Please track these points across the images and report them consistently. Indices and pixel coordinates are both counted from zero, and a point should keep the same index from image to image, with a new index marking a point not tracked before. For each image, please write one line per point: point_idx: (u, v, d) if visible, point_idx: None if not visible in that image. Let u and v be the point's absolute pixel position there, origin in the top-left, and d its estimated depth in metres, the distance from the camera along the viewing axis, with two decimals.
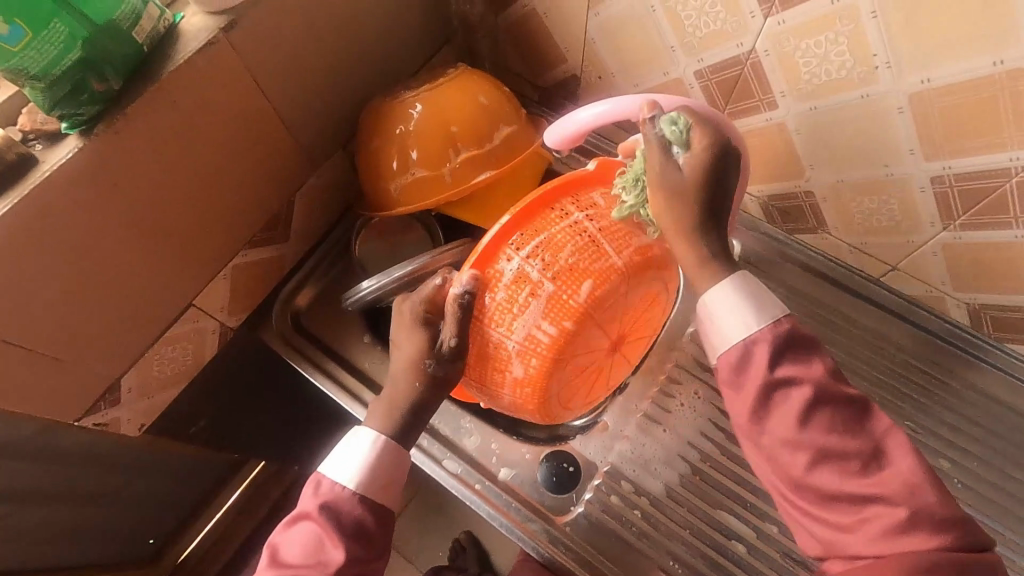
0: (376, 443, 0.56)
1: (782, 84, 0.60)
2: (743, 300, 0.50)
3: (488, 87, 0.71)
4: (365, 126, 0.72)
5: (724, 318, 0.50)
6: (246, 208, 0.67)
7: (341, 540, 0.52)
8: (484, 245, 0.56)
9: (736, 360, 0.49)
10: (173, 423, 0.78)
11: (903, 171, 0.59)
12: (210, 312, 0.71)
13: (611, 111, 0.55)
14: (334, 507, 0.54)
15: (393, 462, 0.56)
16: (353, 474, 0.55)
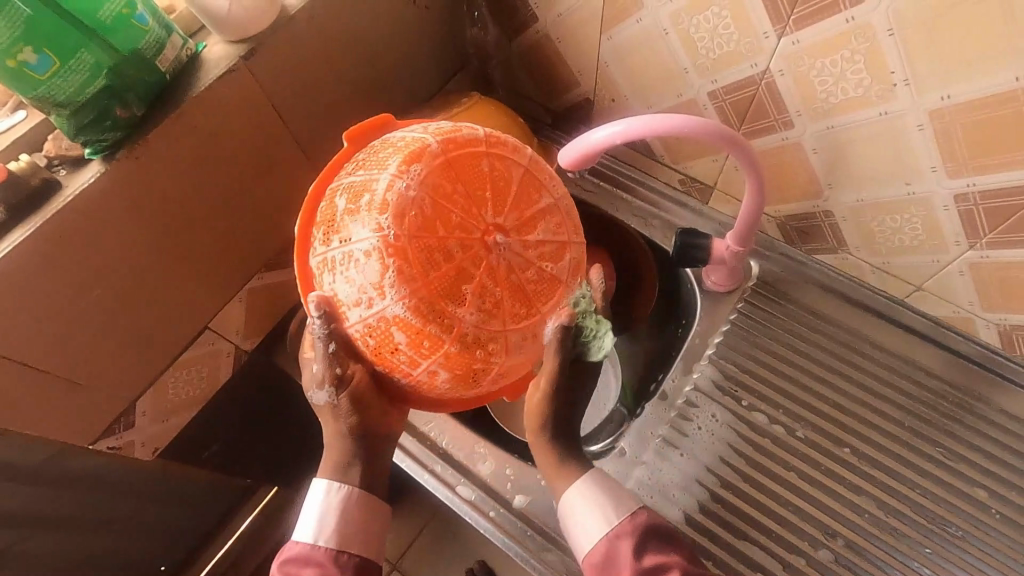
0: (328, 490, 0.50)
1: (798, 104, 0.60)
2: (594, 502, 0.51)
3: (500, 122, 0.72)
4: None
5: (580, 524, 0.51)
6: (263, 231, 0.68)
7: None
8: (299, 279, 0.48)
9: (600, 561, 0.49)
10: (186, 447, 0.78)
11: (925, 189, 0.58)
12: (225, 335, 0.71)
13: (589, 146, 0.57)
14: (303, 564, 0.48)
15: (360, 511, 0.51)
16: (312, 531, 0.49)
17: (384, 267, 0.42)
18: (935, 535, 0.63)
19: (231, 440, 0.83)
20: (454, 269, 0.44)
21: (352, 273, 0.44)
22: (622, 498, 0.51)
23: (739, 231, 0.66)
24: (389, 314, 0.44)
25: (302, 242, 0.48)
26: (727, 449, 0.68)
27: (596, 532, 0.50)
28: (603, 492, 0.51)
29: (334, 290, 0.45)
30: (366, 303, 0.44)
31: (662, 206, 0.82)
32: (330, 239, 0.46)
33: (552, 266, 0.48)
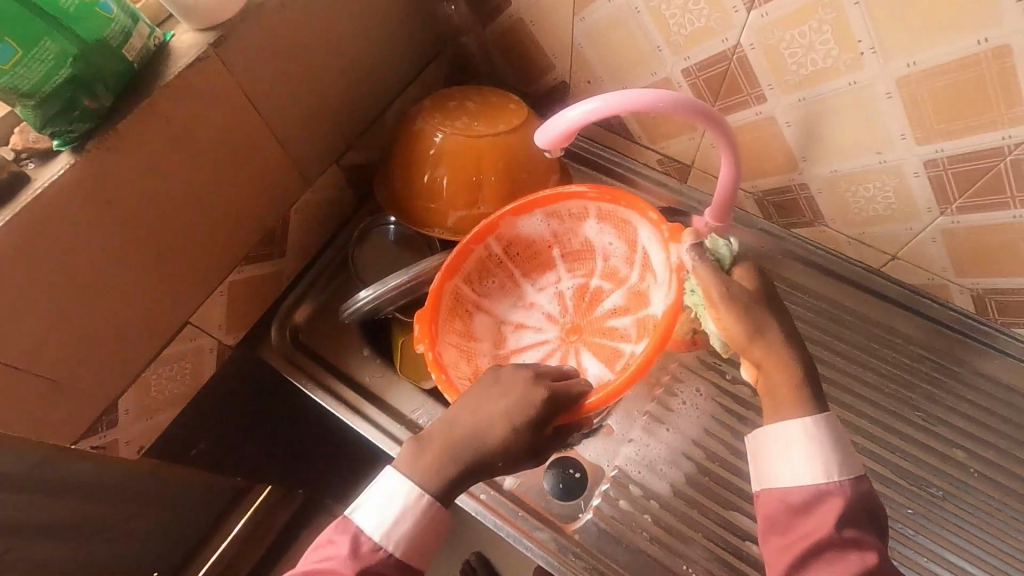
0: (418, 502, 0.51)
1: (769, 78, 0.60)
2: (819, 446, 0.49)
3: (516, 117, 0.75)
4: (400, 148, 0.77)
5: (787, 467, 0.50)
6: (241, 224, 0.67)
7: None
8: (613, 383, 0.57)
9: (800, 502, 0.49)
10: (172, 447, 0.77)
11: (895, 157, 0.59)
12: (207, 329, 0.70)
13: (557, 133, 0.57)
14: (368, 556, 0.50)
15: (431, 527, 0.52)
16: (385, 528, 0.51)
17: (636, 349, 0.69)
18: (918, 497, 0.64)
19: (219, 439, 0.82)
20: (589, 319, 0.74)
21: (617, 344, 0.71)
22: (849, 456, 0.50)
23: (717, 207, 0.66)
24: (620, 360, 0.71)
25: (633, 374, 0.58)
26: (712, 423, 0.69)
27: (805, 477, 0.49)
28: (828, 446, 0.49)
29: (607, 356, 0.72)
30: (616, 363, 0.71)
31: (641, 188, 0.82)
32: (581, 306, 0.76)
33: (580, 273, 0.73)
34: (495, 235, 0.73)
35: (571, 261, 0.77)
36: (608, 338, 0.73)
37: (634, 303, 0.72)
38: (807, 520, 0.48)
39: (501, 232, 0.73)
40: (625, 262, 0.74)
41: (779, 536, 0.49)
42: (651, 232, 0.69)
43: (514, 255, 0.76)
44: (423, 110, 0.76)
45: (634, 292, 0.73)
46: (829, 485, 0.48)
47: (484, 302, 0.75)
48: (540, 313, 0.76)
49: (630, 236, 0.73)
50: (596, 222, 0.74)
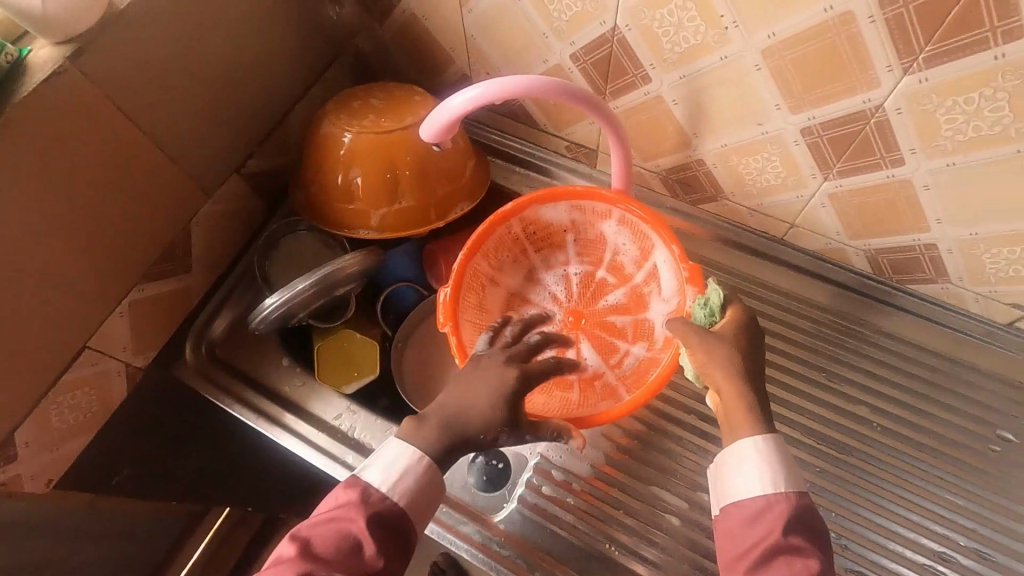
0: (418, 460, 0.52)
1: (649, 58, 0.61)
2: (768, 459, 0.50)
3: (422, 106, 0.70)
4: (309, 157, 0.72)
5: (742, 480, 0.51)
6: (135, 241, 0.65)
7: (378, 544, 0.49)
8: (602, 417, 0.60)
9: (749, 515, 0.49)
10: (91, 477, 0.75)
11: (775, 127, 0.60)
12: (111, 352, 0.68)
13: (440, 118, 0.57)
14: (376, 510, 0.50)
15: (434, 485, 0.53)
16: (395, 482, 0.52)
17: (644, 348, 0.71)
18: (828, 456, 0.66)
19: (144, 464, 0.80)
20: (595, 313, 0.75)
21: (621, 342, 0.73)
22: (796, 471, 0.50)
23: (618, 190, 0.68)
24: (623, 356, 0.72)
25: (627, 405, 0.60)
26: None
27: (756, 489, 0.50)
28: (778, 461, 0.50)
29: (612, 349, 0.72)
30: (612, 358, 0.72)
31: (552, 176, 0.83)
32: (588, 295, 0.76)
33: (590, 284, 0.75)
34: (519, 217, 0.71)
35: (583, 249, 0.76)
36: (609, 333, 0.73)
37: (634, 305, 0.73)
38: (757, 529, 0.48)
39: (521, 216, 0.71)
40: (632, 264, 0.73)
41: (730, 549, 0.49)
42: (669, 258, 0.67)
43: (531, 236, 0.74)
44: (325, 113, 0.71)
45: (635, 292, 0.73)
46: (778, 497, 0.49)
47: (498, 277, 0.74)
48: (547, 292, 0.76)
49: (646, 246, 0.70)
50: (615, 224, 0.71)
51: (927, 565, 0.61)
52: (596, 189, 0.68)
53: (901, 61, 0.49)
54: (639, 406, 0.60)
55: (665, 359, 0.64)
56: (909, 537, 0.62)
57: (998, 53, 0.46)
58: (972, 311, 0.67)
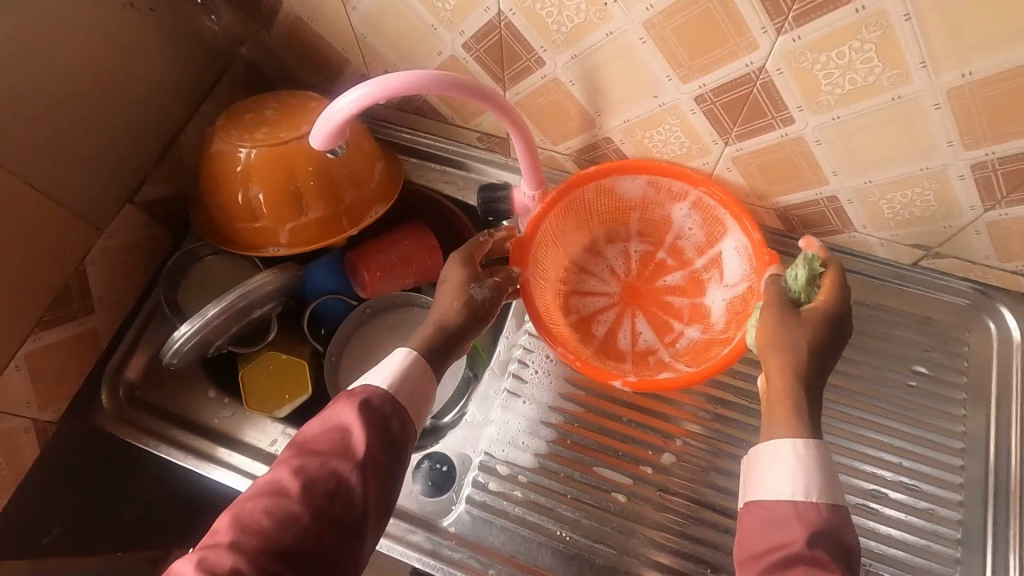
0: (405, 357, 0.53)
1: (539, 40, 0.60)
2: (804, 464, 0.46)
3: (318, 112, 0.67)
4: (204, 177, 0.68)
5: (774, 479, 0.47)
6: (19, 289, 0.61)
7: (368, 432, 0.48)
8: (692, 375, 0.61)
9: (774, 519, 0.45)
10: (17, 543, 0.70)
11: (670, 98, 0.60)
12: (13, 410, 0.63)
13: (333, 120, 0.54)
14: (367, 400, 0.50)
15: (421, 378, 0.53)
16: (385, 376, 0.52)
17: (702, 327, 0.70)
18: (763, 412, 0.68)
19: (77, 519, 0.76)
20: (655, 294, 0.73)
21: (675, 321, 0.71)
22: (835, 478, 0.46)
23: (530, 176, 0.66)
24: (681, 334, 0.70)
25: (715, 366, 0.61)
26: (565, 385, 0.70)
27: (785, 492, 0.46)
28: (816, 467, 0.46)
29: (670, 327, 0.71)
30: (668, 337, 0.71)
31: (469, 168, 0.82)
32: (647, 273, 0.75)
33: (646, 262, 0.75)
34: (597, 183, 0.71)
35: (646, 229, 0.76)
36: (665, 311, 0.72)
37: (691, 287, 0.73)
38: (781, 535, 0.44)
39: (598, 184, 0.72)
40: (694, 250, 0.74)
41: (745, 557, 0.45)
42: (742, 242, 0.68)
43: (599, 207, 0.74)
44: (216, 129, 0.67)
45: (693, 277, 0.73)
46: (807, 505, 0.45)
47: (560, 241, 0.73)
48: (606, 266, 0.75)
49: (715, 235, 0.71)
50: (688, 207, 0.72)
51: (861, 504, 0.63)
52: (684, 168, 0.68)
53: (773, 23, 0.50)
54: (700, 379, 0.61)
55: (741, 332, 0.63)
56: (850, 481, 0.64)
57: (858, 6, 0.46)
58: (879, 255, 0.71)
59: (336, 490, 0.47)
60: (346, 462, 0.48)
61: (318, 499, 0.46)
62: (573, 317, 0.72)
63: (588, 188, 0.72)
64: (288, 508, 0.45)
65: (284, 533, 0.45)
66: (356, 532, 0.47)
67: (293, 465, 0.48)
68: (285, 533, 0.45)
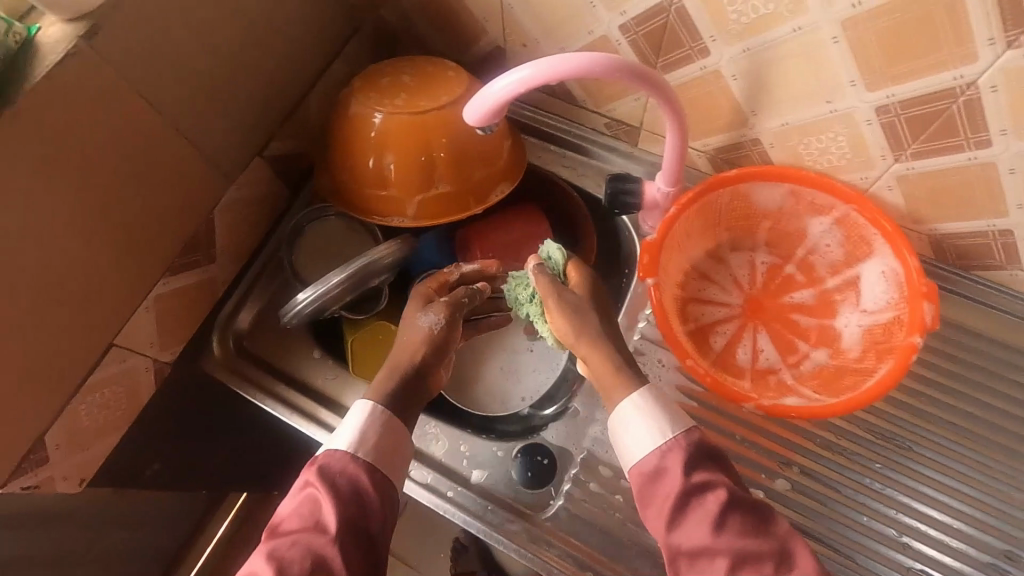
0: (370, 410, 0.56)
1: (710, 29, 0.56)
2: (649, 416, 0.54)
3: (458, 83, 0.65)
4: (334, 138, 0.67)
5: (635, 442, 0.54)
6: (158, 233, 0.62)
7: (336, 502, 0.50)
8: (835, 406, 0.57)
9: (650, 473, 0.52)
10: (124, 473, 0.73)
11: (846, 105, 0.56)
12: (138, 349, 0.65)
13: (497, 99, 0.52)
14: (332, 469, 0.52)
15: (391, 433, 0.56)
16: (347, 437, 0.54)
17: (833, 352, 0.65)
18: (887, 449, 0.64)
19: (174, 456, 0.79)
20: (781, 310, 0.69)
21: (800, 341, 0.67)
22: (676, 415, 0.54)
23: (669, 173, 0.63)
24: (807, 358, 0.66)
25: (861, 397, 0.57)
26: (676, 393, 0.67)
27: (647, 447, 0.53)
28: (659, 414, 0.54)
29: (796, 347, 0.67)
30: (792, 357, 0.67)
31: (589, 154, 0.79)
32: (773, 287, 0.70)
33: (773, 274, 0.71)
34: (734, 187, 0.67)
35: (775, 240, 0.71)
36: (791, 330, 0.68)
37: (821, 308, 0.68)
38: (666, 481, 0.51)
39: (733, 188, 0.67)
40: (828, 268, 0.69)
41: (650, 507, 0.52)
42: (889, 266, 0.63)
43: (728, 212, 0.70)
44: (352, 91, 0.66)
45: (825, 297, 0.69)
46: (669, 445, 0.53)
47: (685, 243, 0.69)
48: (729, 274, 0.71)
49: (856, 256, 0.66)
50: (829, 223, 0.67)
51: (990, 563, 0.59)
52: (835, 182, 0.63)
53: (1005, 34, 0.45)
54: (836, 412, 0.57)
55: (887, 366, 0.58)
56: (951, 544, 0.60)
57: None
58: None
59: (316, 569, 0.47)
60: (323, 536, 0.48)
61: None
62: (690, 326, 0.69)
63: (722, 191, 0.68)
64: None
65: None
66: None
67: (269, 552, 0.48)
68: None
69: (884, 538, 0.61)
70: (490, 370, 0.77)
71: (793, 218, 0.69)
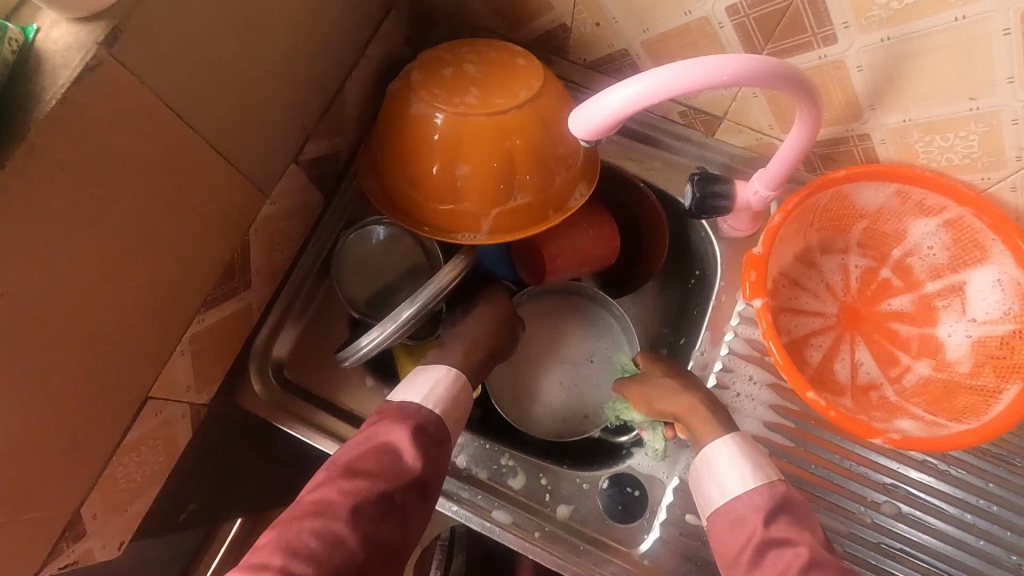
0: (450, 377, 0.59)
1: (846, 14, 0.48)
2: (737, 462, 0.54)
3: (534, 76, 0.57)
4: (387, 140, 0.58)
5: (719, 477, 0.54)
6: (193, 267, 0.52)
7: (421, 451, 0.52)
8: (962, 433, 0.53)
9: (729, 517, 0.52)
10: (158, 522, 0.66)
11: (993, 104, 0.49)
12: (174, 396, 0.56)
13: (637, 104, 0.43)
14: (417, 424, 0.54)
15: (462, 401, 0.59)
16: (430, 397, 0.57)
17: (941, 365, 0.61)
18: (994, 465, 0.61)
19: (207, 494, 0.72)
20: (877, 318, 0.65)
21: (900, 352, 0.63)
22: (765, 464, 0.54)
23: (774, 176, 0.57)
24: (910, 371, 0.62)
25: (992, 427, 0.52)
26: (769, 412, 0.63)
27: (730, 488, 0.53)
28: (749, 458, 0.54)
29: (897, 360, 0.63)
30: (893, 371, 0.62)
31: (659, 144, 0.71)
32: (868, 293, 0.65)
33: (866, 279, 0.66)
34: (837, 187, 0.61)
35: (868, 240, 0.66)
36: (890, 341, 0.64)
37: (922, 315, 0.64)
38: (744, 528, 0.50)
39: (835, 188, 0.61)
40: (928, 271, 0.64)
41: (724, 552, 0.51)
42: (1007, 276, 0.58)
43: (823, 213, 0.64)
44: (411, 87, 0.57)
45: (924, 303, 0.64)
46: (750, 493, 0.52)
47: (778, 249, 0.63)
48: (821, 279, 0.66)
49: (964, 261, 0.61)
50: (937, 224, 0.61)
51: None
52: (955, 183, 0.57)
53: None
54: (961, 443, 0.52)
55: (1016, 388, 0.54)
56: None
57: None
58: None
59: (386, 507, 0.49)
60: (400, 480, 0.50)
61: (369, 520, 0.48)
62: (784, 339, 0.64)
63: (824, 191, 0.61)
64: (338, 528, 0.47)
65: (330, 553, 0.46)
66: (400, 545, 0.50)
67: (347, 487, 0.49)
68: (334, 552, 0.46)
69: (996, 558, 0.58)
70: (547, 380, 0.72)
71: (894, 218, 0.64)
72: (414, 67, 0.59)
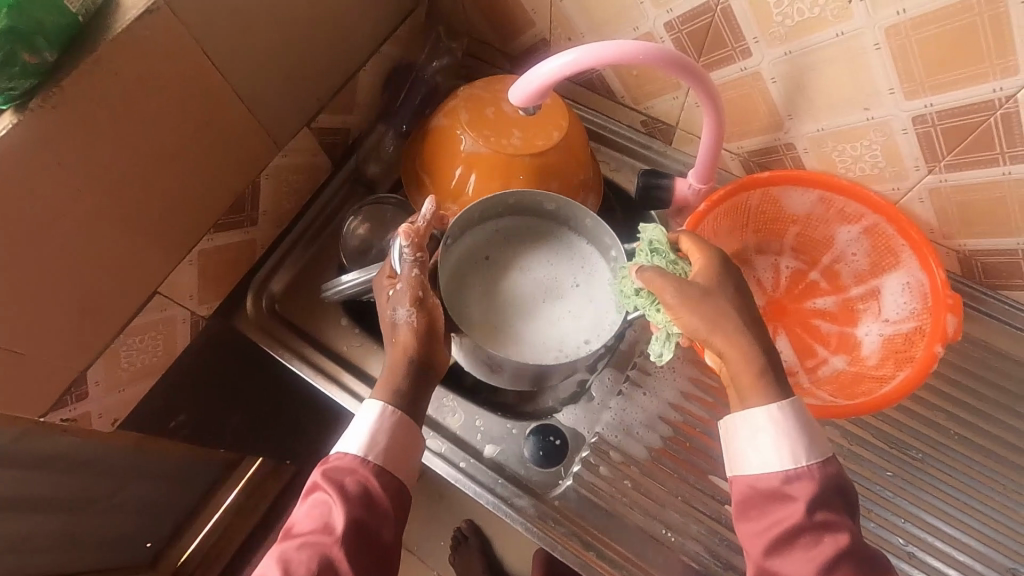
0: (381, 412, 0.54)
1: (754, 30, 0.58)
2: (785, 431, 0.47)
3: (561, 117, 0.67)
4: (432, 158, 0.69)
5: (763, 444, 0.48)
6: (208, 191, 0.65)
7: (346, 504, 0.49)
8: (849, 405, 0.58)
9: (766, 489, 0.47)
10: (150, 420, 0.77)
11: (883, 114, 0.57)
12: (178, 300, 0.68)
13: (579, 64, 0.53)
14: (340, 473, 0.51)
15: (405, 434, 0.54)
16: (358, 442, 0.53)
17: (853, 360, 0.66)
18: (898, 459, 0.65)
19: (196, 409, 0.83)
20: (799, 316, 0.70)
21: (819, 346, 0.69)
22: (816, 438, 0.48)
23: (701, 169, 0.65)
24: (826, 363, 0.68)
25: (877, 401, 0.57)
26: (687, 384, 0.69)
27: (772, 459, 0.47)
28: (797, 427, 0.48)
29: (814, 353, 0.69)
30: (810, 361, 0.68)
31: (625, 150, 0.80)
32: (795, 292, 0.71)
33: (796, 279, 0.72)
34: (765, 189, 0.67)
35: (801, 246, 0.72)
36: (811, 336, 0.69)
37: (843, 316, 0.69)
38: (783, 504, 0.46)
39: (769, 191, 0.67)
40: (853, 277, 0.69)
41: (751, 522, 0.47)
42: (914, 280, 0.63)
43: (759, 217, 0.70)
44: (459, 124, 0.67)
45: (847, 304, 0.69)
46: (796, 470, 0.46)
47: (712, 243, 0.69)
48: (753, 276, 0.72)
49: (881, 266, 0.66)
50: (857, 232, 0.67)
51: None
52: (866, 191, 0.62)
53: None
54: (850, 413, 0.58)
55: (908, 372, 0.59)
56: (956, 556, 0.61)
57: None
58: None
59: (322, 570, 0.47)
60: (331, 539, 0.48)
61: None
62: None
63: (752, 197, 0.68)
64: None
65: None
66: None
67: (279, 551, 0.48)
68: None
69: (892, 547, 0.61)
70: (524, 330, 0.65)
71: (820, 227, 0.70)
72: (458, 104, 0.68)
